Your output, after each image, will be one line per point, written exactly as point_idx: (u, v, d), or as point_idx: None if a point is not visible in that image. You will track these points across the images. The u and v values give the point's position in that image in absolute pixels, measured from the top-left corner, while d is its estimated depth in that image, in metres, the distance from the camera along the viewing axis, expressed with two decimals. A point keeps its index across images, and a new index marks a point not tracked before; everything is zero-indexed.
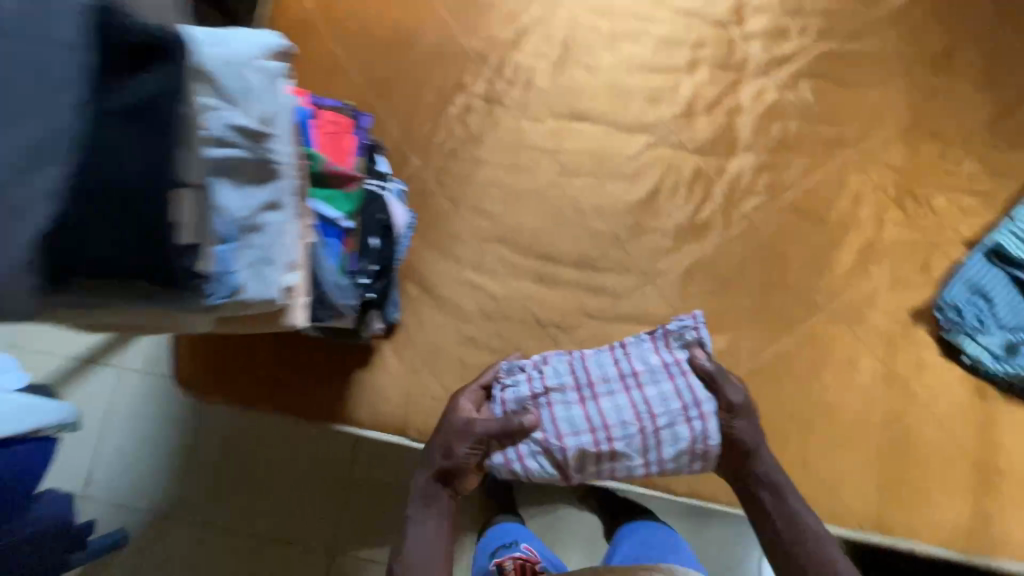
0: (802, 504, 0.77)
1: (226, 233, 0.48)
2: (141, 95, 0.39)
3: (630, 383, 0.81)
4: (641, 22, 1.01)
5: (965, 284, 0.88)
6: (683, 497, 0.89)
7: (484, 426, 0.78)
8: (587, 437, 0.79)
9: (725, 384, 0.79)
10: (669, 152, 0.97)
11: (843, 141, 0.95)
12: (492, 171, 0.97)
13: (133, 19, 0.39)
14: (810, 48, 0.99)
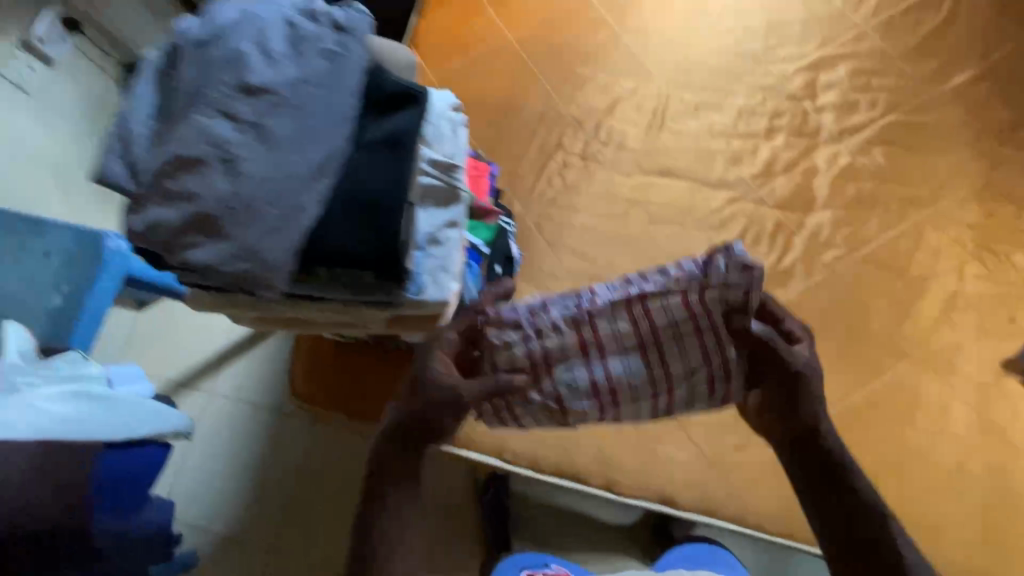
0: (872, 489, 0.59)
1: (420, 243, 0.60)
2: (396, 131, 0.52)
3: (649, 341, 0.68)
4: (721, 95, 1.14)
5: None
6: (778, 538, 0.92)
7: (471, 390, 0.60)
8: (592, 396, 0.69)
9: (787, 351, 0.62)
10: (751, 207, 1.06)
11: (917, 201, 1.03)
12: (587, 218, 1.09)
13: (394, 79, 0.54)
14: (880, 119, 1.09)
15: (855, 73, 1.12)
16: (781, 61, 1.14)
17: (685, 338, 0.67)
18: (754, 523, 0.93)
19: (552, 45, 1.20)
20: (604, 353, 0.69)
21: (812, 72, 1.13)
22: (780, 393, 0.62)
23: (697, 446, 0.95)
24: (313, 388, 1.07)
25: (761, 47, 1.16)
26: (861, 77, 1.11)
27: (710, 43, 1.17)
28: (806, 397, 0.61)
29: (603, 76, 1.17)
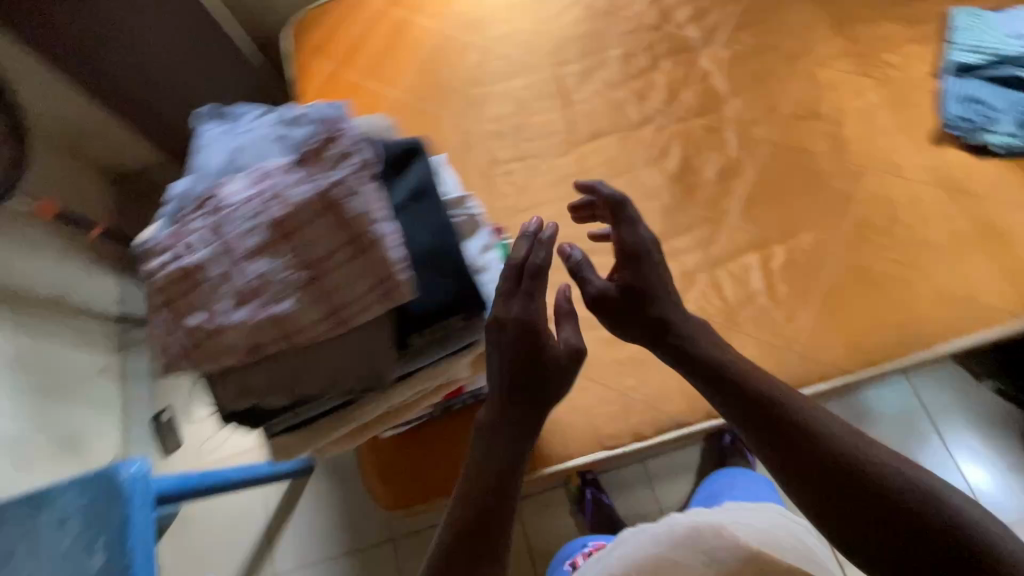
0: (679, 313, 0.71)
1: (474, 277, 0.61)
2: (414, 187, 0.55)
3: (282, 222, 0.49)
4: (600, 53, 1.25)
5: (966, 89, 1.05)
6: (862, 371, 0.97)
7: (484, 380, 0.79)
8: (232, 351, 0.48)
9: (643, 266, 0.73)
10: (678, 127, 1.17)
11: (795, 57, 1.17)
12: (554, 207, 1.15)
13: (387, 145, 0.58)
14: (729, 10, 1.23)
15: None
16: (630, 4, 1.27)
17: (311, 216, 0.49)
18: (839, 371, 0.97)
19: (440, 85, 1.28)
20: (249, 254, 0.49)
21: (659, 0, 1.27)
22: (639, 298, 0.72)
23: (758, 339, 1.00)
24: (405, 494, 0.99)
25: (608, 3, 1.28)
26: None
27: (567, 18, 1.28)
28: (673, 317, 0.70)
29: (497, 86, 1.25)
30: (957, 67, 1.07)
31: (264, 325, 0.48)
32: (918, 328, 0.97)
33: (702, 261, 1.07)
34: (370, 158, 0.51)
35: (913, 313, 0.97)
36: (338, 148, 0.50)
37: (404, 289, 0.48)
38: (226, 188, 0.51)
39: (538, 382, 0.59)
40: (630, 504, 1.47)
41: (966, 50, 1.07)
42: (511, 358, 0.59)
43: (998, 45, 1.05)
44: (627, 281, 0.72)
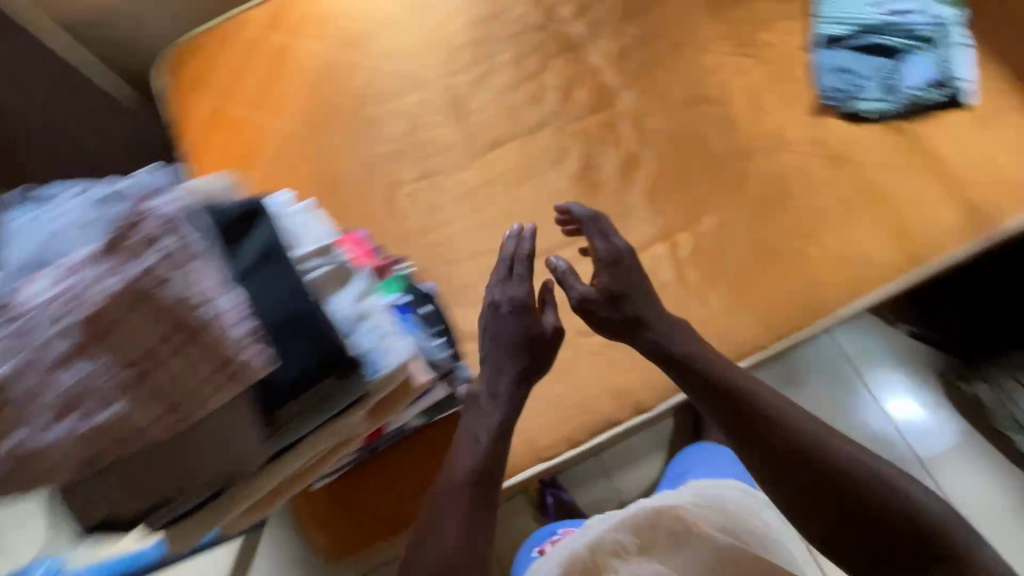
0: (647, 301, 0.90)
1: (348, 326, 0.61)
2: (258, 255, 0.58)
3: (93, 317, 0.48)
4: (490, 59, 1.23)
5: (833, 61, 1.09)
6: (778, 344, 1.00)
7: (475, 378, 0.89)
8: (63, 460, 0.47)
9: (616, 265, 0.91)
10: (575, 126, 1.16)
11: (678, 44, 1.19)
12: (462, 222, 1.12)
13: (223, 216, 0.60)
14: (610, 3, 1.24)
15: None
16: (514, 7, 1.26)
17: (125, 306, 0.49)
18: (753, 348, 1.00)
19: (330, 109, 1.22)
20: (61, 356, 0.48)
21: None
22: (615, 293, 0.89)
23: None
24: (345, 540, 0.95)
25: (491, 7, 1.26)
26: None
27: (452, 26, 1.26)
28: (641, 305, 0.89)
29: (389, 104, 1.21)
30: (823, 39, 1.11)
31: (91, 437, 0.48)
32: (819, 295, 1.00)
33: None
34: (188, 239, 0.52)
35: (813, 283, 1.01)
36: (141, 233, 0.50)
37: (253, 365, 0.50)
38: (26, 291, 0.50)
39: (538, 336, 0.85)
40: (591, 498, 1.48)
41: (831, 23, 1.11)
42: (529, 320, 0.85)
43: (857, 16, 1.10)
44: (604, 283, 0.90)
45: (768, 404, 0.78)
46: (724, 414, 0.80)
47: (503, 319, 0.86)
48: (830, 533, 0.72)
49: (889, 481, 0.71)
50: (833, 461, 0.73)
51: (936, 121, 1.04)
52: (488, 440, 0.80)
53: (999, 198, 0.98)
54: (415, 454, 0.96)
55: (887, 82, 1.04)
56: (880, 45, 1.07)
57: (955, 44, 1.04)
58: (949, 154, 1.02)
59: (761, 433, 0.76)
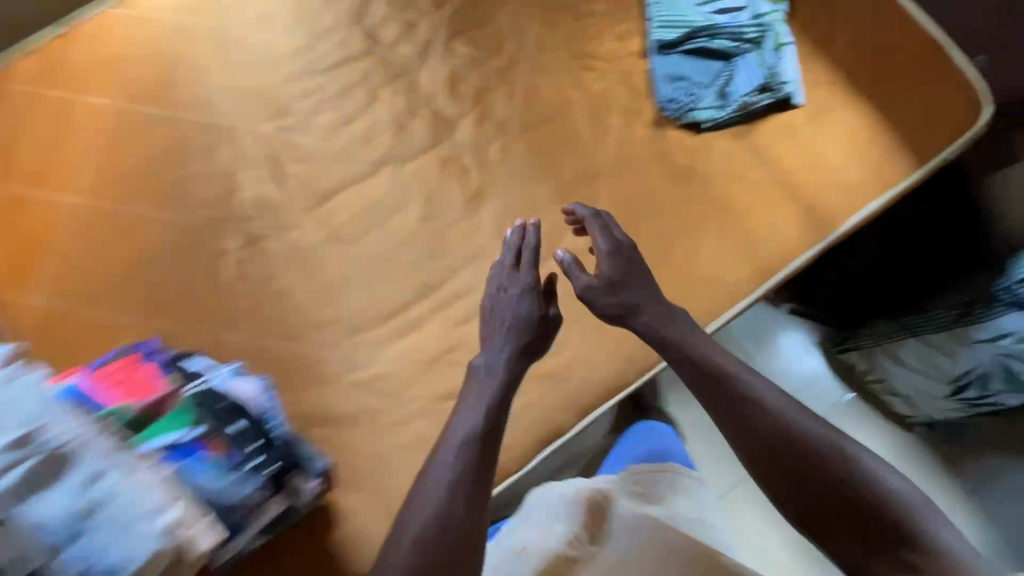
0: (641, 280, 0.89)
1: (69, 532, 0.63)
2: None
3: None
4: (310, 95, 1.09)
5: (670, 69, 1.04)
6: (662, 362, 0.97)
7: (477, 368, 0.86)
8: None
9: (621, 253, 0.89)
10: (413, 165, 1.06)
11: (514, 60, 1.10)
12: (300, 290, 1.00)
13: None
14: (438, 21, 1.13)
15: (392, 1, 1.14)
16: (332, 33, 1.12)
17: None
18: (609, 394, 0.98)
19: (132, 175, 1.06)
20: None
21: (362, 22, 1.13)
22: (615, 277, 0.88)
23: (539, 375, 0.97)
24: None
25: (306, 35, 1.12)
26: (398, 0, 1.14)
27: (264, 63, 1.11)
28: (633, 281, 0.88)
29: (200, 162, 1.06)
30: (659, 43, 1.04)
31: None
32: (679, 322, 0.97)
33: (468, 308, 1.00)
34: None
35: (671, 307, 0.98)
36: None
37: None
38: None
39: (538, 323, 0.88)
40: None
41: (661, 26, 1.05)
42: (531, 307, 0.88)
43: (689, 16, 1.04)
44: (606, 272, 0.88)
45: (750, 381, 0.80)
46: (706, 373, 0.81)
47: (511, 298, 0.89)
48: (797, 500, 0.73)
49: (862, 468, 0.72)
50: (805, 441, 0.74)
51: (772, 124, 1.01)
52: (482, 432, 0.79)
53: (834, 199, 0.98)
54: (274, 560, 0.88)
55: (719, 88, 1.00)
56: (714, 46, 1.02)
57: (783, 42, 1.00)
58: (786, 157, 1.00)
59: (737, 403, 0.78)
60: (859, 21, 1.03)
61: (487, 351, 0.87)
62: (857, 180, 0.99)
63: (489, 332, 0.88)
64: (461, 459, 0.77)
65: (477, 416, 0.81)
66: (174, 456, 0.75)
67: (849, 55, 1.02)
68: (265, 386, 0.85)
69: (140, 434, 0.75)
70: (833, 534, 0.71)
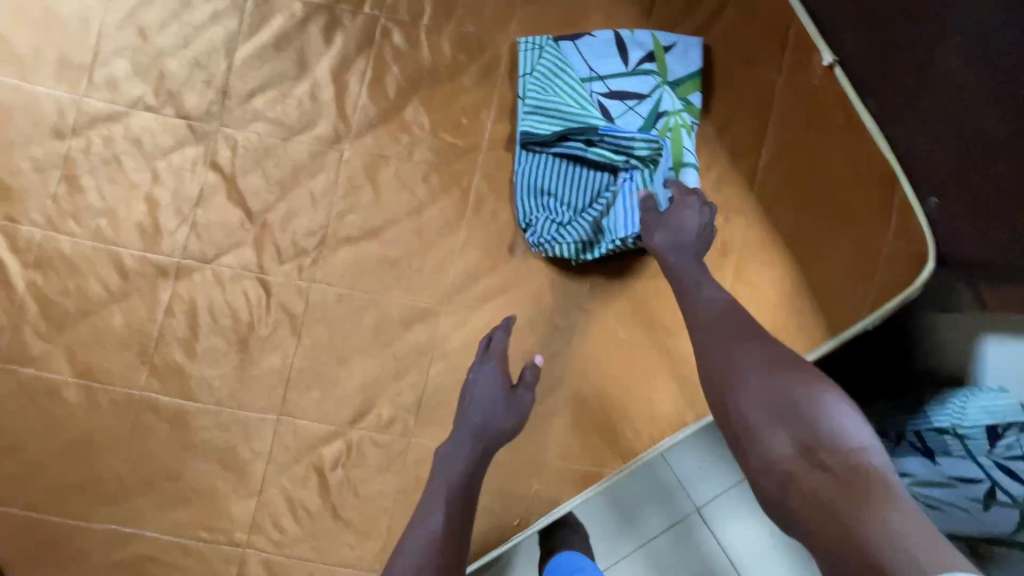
0: (693, 219, 0.70)
1: None
2: None
3: None
4: (49, 168, 0.79)
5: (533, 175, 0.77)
6: (537, 524, 0.79)
7: (445, 457, 0.69)
8: None
9: (700, 203, 0.71)
10: (193, 279, 0.80)
11: (335, 134, 0.80)
12: (41, 443, 0.78)
13: None
14: (232, 61, 0.80)
15: (165, 25, 0.80)
16: (79, 70, 0.79)
17: None
18: None
19: None
20: None
21: (121, 56, 0.79)
22: (688, 218, 0.70)
23: (341, 564, 0.79)
24: None
25: (41, 74, 0.79)
26: (173, 27, 0.80)
27: None
28: (696, 225, 0.70)
29: None
30: (525, 136, 0.76)
31: None
32: (516, 508, 0.79)
33: (258, 476, 0.80)
34: None
35: (510, 488, 0.79)
36: None
37: None
38: None
39: (517, 410, 0.73)
40: None
41: (532, 113, 0.76)
42: (501, 391, 0.73)
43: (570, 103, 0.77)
44: (683, 211, 0.71)
45: (710, 292, 0.66)
46: (687, 293, 0.67)
47: (481, 383, 0.73)
48: (734, 399, 0.57)
49: (814, 384, 0.56)
50: (750, 353, 0.59)
51: None
52: (453, 519, 0.64)
53: None
54: None
55: (593, 219, 0.76)
56: (595, 154, 0.76)
57: (684, 161, 0.74)
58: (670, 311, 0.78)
59: (697, 316, 0.65)
60: (794, 127, 0.77)
61: (455, 435, 0.71)
62: None
63: (461, 410, 0.73)
64: (419, 553, 0.61)
65: (439, 511, 0.64)
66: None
67: (773, 175, 0.77)
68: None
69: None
70: (761, 438, 0.54)
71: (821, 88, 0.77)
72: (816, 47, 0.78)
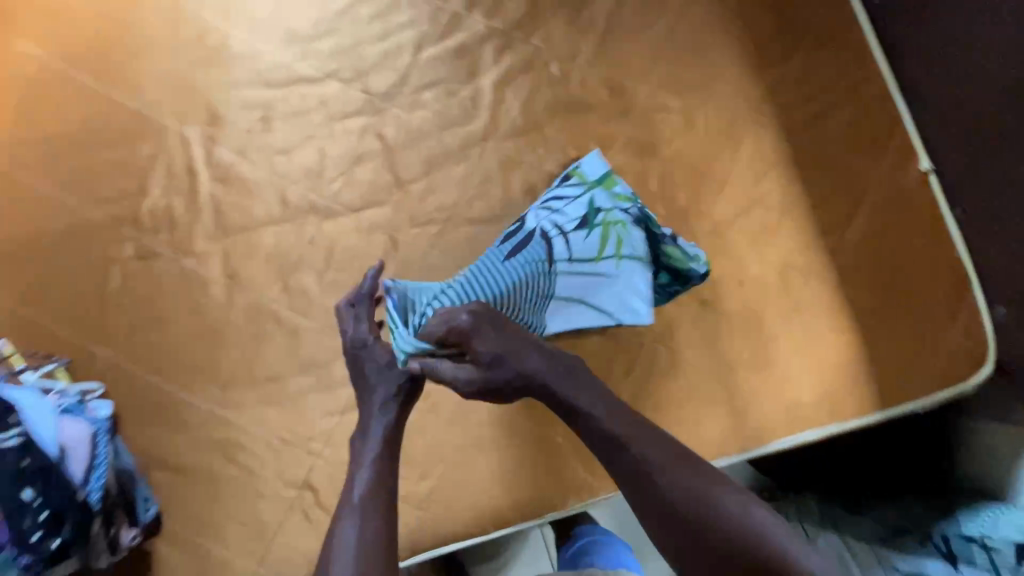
0: (508, 357, 0.71)
1: None
2: None
3: None
4: (254, 109, 0.97)
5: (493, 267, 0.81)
6: (574, 508, 0.88)
7: (361, 459, 0.74)
8: None
9: (484, 336, 0.71)
10: (338, 223, 0.95)
11: (484, 134, 0.95)
12: (181, 324, 0.93)
13: None
14: (416, 58, 0.97)
15: (372, 19, 0.98)
16: (295, 39, 0.98)
17: None
18: (456, 538, 0.88)
19: (41, 143, 0.96)
20: None
21: (332, 36, 0.98)
22: (494, 358, 0.71)
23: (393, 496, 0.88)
24: None
25: (267, 35, 0.98)
26: (377, 22, 0.97)
27: (211, 56, 0.97)
28: (512, 355, 0.71)
29: (116, 151, 0.96)
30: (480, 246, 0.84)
31: None
32: (557, 487, 0.88)
33: (344, 399, 0.92)
34: None
35: (555, 469, 0.88)
36: None
37: None
38: None
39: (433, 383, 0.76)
40: None
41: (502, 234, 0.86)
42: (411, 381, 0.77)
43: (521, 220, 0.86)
44: (480, 350, 0.71)
45: (648, 448, 0.65)
46: (601, 452, 0.67)
47: (379, 370, 0.79)
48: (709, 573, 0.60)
49: (753, 529, 0.60)
50: (716, 527, 0.60)
51: (736, 306, 0.87)
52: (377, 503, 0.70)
53: (773, 412, 0.85)
54: None
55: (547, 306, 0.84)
56: (555, 240, 0.84)
57: (625, 254, 0.85)
58: (735, 350, 0.87)
59: (654, 496, 0.63)
60: (882, 217, 0.86)
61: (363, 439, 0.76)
62: (804, 401, 0.85)
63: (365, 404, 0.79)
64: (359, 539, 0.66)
65: (358, 500, 0.70)
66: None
67: (855, 254, 0.86)
68: (100, 431, 0.79)
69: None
70: None
71: (916, 190, 0.86)
72: (916, 154, 0.87)
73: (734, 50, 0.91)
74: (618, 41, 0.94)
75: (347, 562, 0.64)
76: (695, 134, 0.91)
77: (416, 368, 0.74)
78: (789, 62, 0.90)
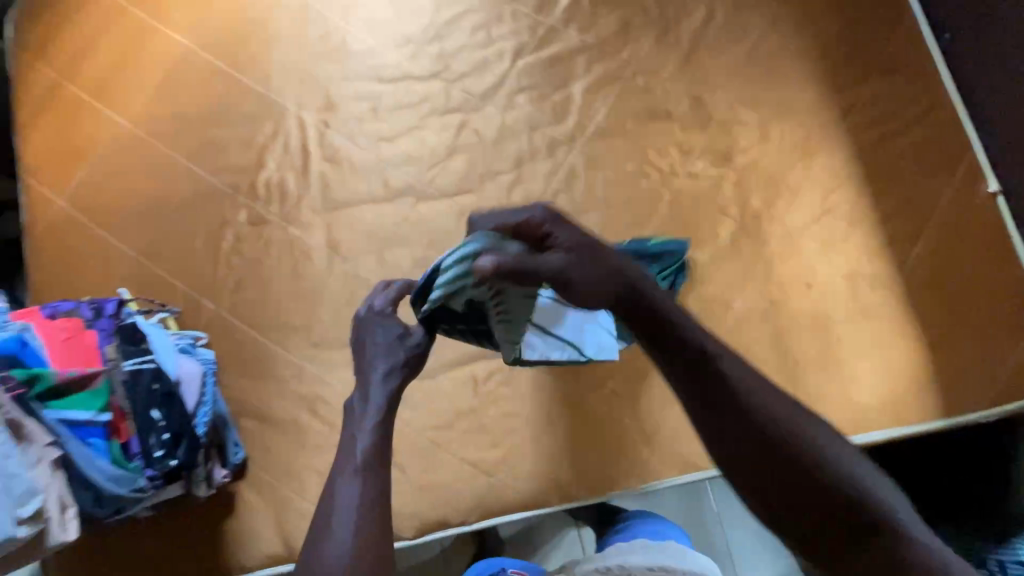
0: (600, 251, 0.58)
1: None
2: None
3: None
4: (365, 100, 1.08)
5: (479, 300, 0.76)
6: (636, 488, 0.92)
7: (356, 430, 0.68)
8: None
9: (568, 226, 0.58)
10: (432, 206, 1.04)
11: (571, 135, 1.03)
12: (282, 286, 1.02)
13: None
14: (514, 65, 1.07)
15: (476, 28, 1.09)
16: (406, 43, 1.09)
17: None
18: (522, 507, 0.92)
19: (176, 117, 1.08)
20: None
21: (439, 41, 1.09)
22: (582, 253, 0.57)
23: (465, 461, 0.93)
24: None
25: (382, 37, 1.10)
26: (481, 31, 1.09)
27: (331, 52, 1.09)
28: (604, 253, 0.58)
29: (240, 129, 1.07)
30: None
31: None
32: (622, 467, 0.92)
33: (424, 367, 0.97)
34: None
35: (620, 449, 0.93)
36: None
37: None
38: None
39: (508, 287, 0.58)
40: None
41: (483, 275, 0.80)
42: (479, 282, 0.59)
43: None
44: (565, 239, 0.57)
45: (736, 369, 0.54)
46: (672, 367, 0.55)
47: (385, 339, 0.74)
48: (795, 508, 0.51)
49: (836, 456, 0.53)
50: (809, 456, 0.52)
51: (804, 307, 0.92)
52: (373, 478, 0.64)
53: (838, 411, 0.89)
54: (162, 519, 0.96)
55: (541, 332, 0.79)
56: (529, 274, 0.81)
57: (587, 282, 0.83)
58: (802, 348, 0.91)
59: (746, 425, 0.52)
60: (950, 232, 0.91)
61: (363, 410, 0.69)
62: (869, 403, 0.88)
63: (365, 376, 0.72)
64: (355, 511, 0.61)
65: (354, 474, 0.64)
66: (75, 436, 0.71)
67: (922, 266, 0.91)
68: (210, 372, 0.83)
69: (47, 404, 0.70)
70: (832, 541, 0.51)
71: (983, 210, 0.91)
72: (982, 177, 0.92)
73: (809, 74, 0.99)
74: (700, 60, 1.03)
75: (347, 521, 0.60)
76: (770, 147, 0.98)
77: (490, 264, 0.56)
78: (862, 87, 0.97)
